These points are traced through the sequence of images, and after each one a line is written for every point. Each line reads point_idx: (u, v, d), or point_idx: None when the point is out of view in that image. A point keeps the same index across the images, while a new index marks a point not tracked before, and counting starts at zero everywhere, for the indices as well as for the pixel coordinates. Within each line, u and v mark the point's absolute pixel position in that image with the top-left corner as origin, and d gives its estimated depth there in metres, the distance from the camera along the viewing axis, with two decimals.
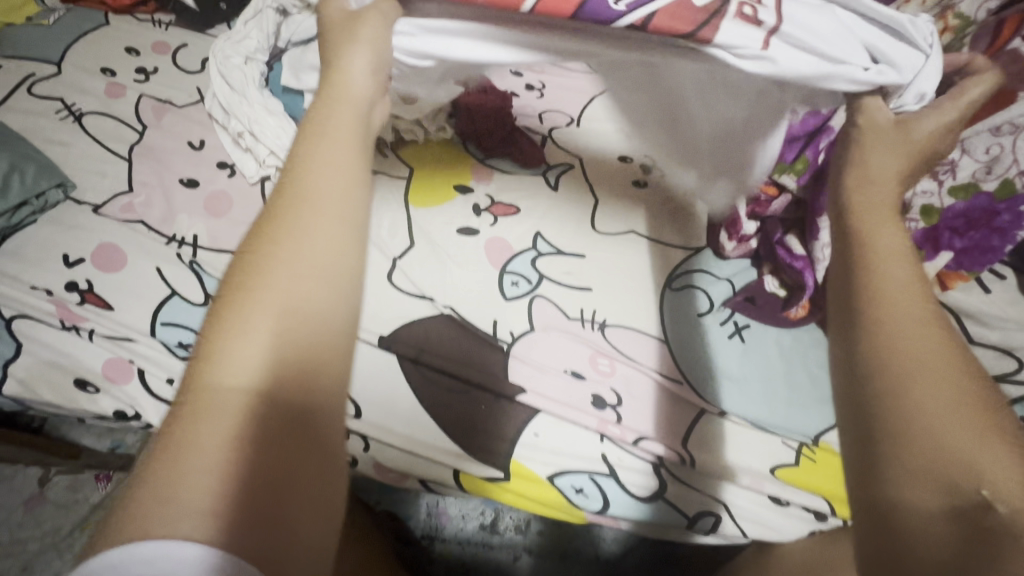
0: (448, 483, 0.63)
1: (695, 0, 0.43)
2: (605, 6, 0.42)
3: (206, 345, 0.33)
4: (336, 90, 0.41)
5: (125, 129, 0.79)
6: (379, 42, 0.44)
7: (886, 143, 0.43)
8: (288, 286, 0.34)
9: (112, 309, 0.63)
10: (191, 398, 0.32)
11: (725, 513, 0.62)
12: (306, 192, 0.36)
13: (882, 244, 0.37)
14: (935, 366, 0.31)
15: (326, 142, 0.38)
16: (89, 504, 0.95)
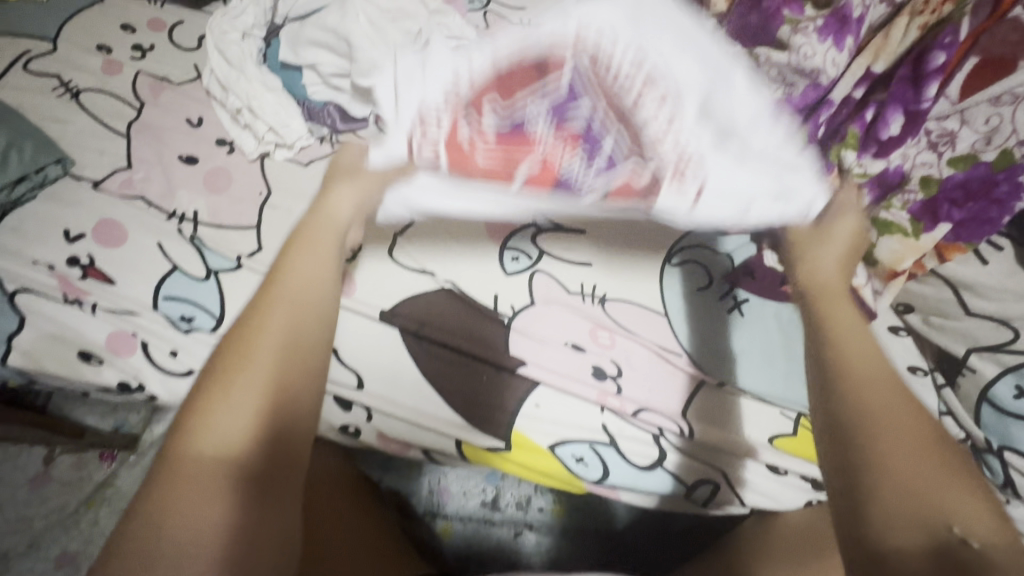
0: (451, 453, 0.65)
1: (641, 173, 0.64)
2: (573, 182, 0.64)
3: (198, 418, 0.49)
4: (323, 219, 0.61)
5: (122, 106, 0.79)
6: (366, 180, 0.64)
7: (827, 246, 0.61)
8: (276, 372, 0.51)
9: (114, 284, 0.64)
10: (184, 457, 0.48)
11: (723, 482, 0.64)
12: (290, 299, 0.55)
13: (845, 331, 0.56)
14: (902, 424, 0.50)
15: (308, 262, 0.58)
16: (94, 482, 0.97)
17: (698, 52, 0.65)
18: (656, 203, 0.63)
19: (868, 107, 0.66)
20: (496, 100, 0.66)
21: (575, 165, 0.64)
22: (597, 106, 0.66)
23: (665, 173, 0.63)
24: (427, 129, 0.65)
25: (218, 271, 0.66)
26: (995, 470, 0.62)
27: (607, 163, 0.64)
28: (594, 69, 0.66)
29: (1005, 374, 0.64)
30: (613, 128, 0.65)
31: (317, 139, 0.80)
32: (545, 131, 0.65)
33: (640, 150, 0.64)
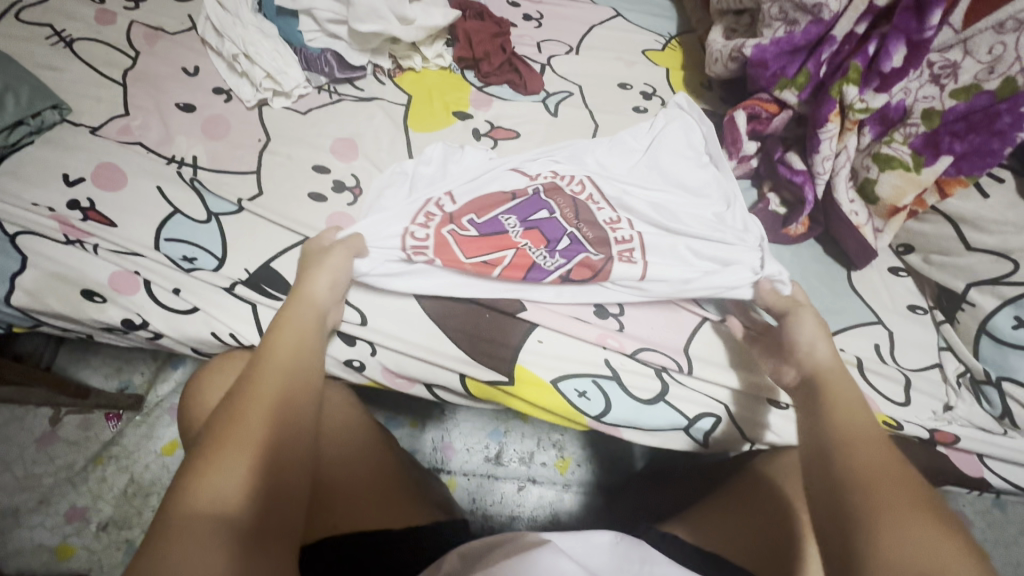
0: (455, 390, 0.64)
1: (595, 255, 0.64)
2: (541, 269, 0.63)
3: (193, 473, 0.39)
4: (303, 298, 0.54)
5: (117, 56, 0.78)
6: (337, 261, 0.58)
7: (806, 325, 0.55)
8: (274, 433, 0.43)
9: (115, 226, 0.64)
10: (175, 521, 0.36)
11: (725, 414, 0.63)
12: (281, 356, 0.48)
13: (841, 395, 0.47)
14: (889, 472, 0.39)
15: (296, 332, 0.51)
16: (101, 441, 0.97)
17: (644, 161, 0.73)
18: (610, 277, 0.64)
19: (871, 40, 0.67)
20: (472, 217, 0.65)
21: (537, 258, 0.64)
22: (554, 212, 0.67)
23: (615, 250, 0.65)
24: (417, 231, 0.64)
25: (219, 214, 0.66)
26: (993, 401, 0.64)
27: (563, 255, 0.64)
28: (554, 192, 0.69)
29: (1004, 306, 0.63)
30: (572, 227, 0.66)
31: (315, 88, 0.81)
32: (513, 230, 0.65)
33: (604, 244, 0.65)
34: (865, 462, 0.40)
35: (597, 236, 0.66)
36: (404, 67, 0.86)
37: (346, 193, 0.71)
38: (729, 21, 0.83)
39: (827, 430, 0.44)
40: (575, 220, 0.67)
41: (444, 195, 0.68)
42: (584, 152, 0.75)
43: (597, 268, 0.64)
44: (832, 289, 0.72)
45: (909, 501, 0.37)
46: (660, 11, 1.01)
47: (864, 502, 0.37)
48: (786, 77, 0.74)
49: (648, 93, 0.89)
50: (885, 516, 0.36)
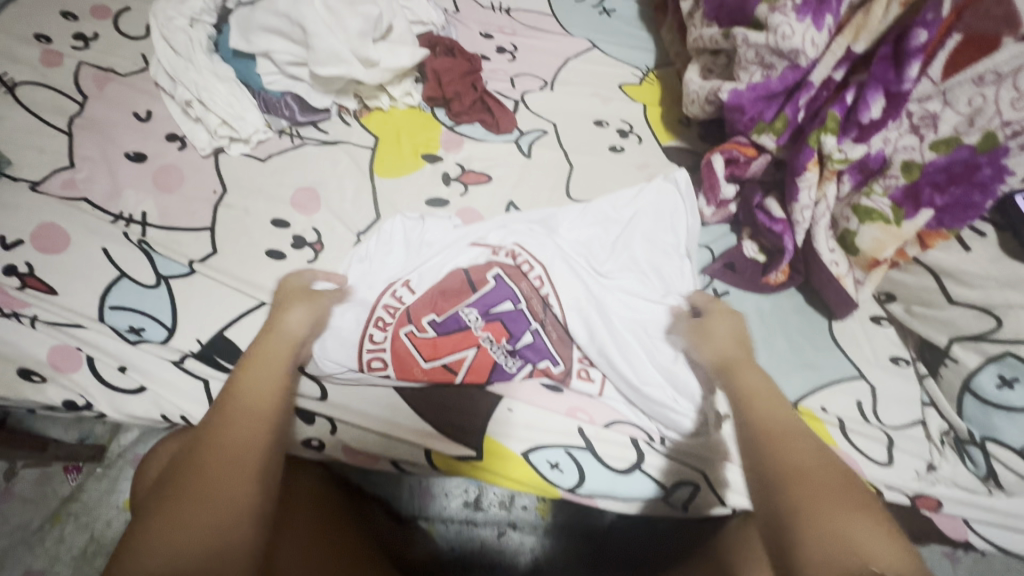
0: (420, 465, 0.61)
1: (555, 366, 0.63)
2: (504, 371, 0.62)
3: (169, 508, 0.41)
4: (275, 334, 0.56)
5: (64, 101, 0.74)
6: (323, 302, 0.61)
7: (724, 324, 0.61)
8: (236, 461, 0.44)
9: (56, 293, 0.59)
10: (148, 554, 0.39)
11: (705, 483, 0.59)
12: (235, 393, 0.49)
13: (761, 391, 0.53)
14: (812, 463, 0.45)
15: (266, 370, 0.52)
16: (59, 497, 0.92)
17: (620, 239, 0.70)
18: (570, 383, 0.63)
19: (849, 89, 0.65)
20: (431, 317, 0.61)
21: (499, 359, 0.61)
22: (519, 303, 0.63)
23: (574, 361, 0.63)
24: (376, 331, 0.61)
25: (170, 277, 0.63)
26: (977, 462, 0.62)
27: (523, 355, 0.62)
28: (518, 278, 0.64)
29: (987, 364, 0.61)
30: (537, 322, 0.63)
31: (276, 132, 0.77)
32: (473, 324, 0.61)
33: (565, 347, 0.63)
34: (792, 455, 0.45)
35: (559, 339, 0.63)
36: (371, 107, 0.82)
37: (306, 250, 0.68)
38: (706, 60, 0.80)
39: (755, 424, 0.49)
40: (538, 319, 0.63)
41: (404, 284, 0.64)
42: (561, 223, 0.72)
43: (555, 379, 0.63)
44: (813, 342, 0.70)
45: (834, 489, 0.43)
46: (637, 42, 0.99)
47: (791, 494, 0.43)
48: (763, 121, 0.72)
49: (624, 131, 0.86)
50: (815, 502, 0.41)
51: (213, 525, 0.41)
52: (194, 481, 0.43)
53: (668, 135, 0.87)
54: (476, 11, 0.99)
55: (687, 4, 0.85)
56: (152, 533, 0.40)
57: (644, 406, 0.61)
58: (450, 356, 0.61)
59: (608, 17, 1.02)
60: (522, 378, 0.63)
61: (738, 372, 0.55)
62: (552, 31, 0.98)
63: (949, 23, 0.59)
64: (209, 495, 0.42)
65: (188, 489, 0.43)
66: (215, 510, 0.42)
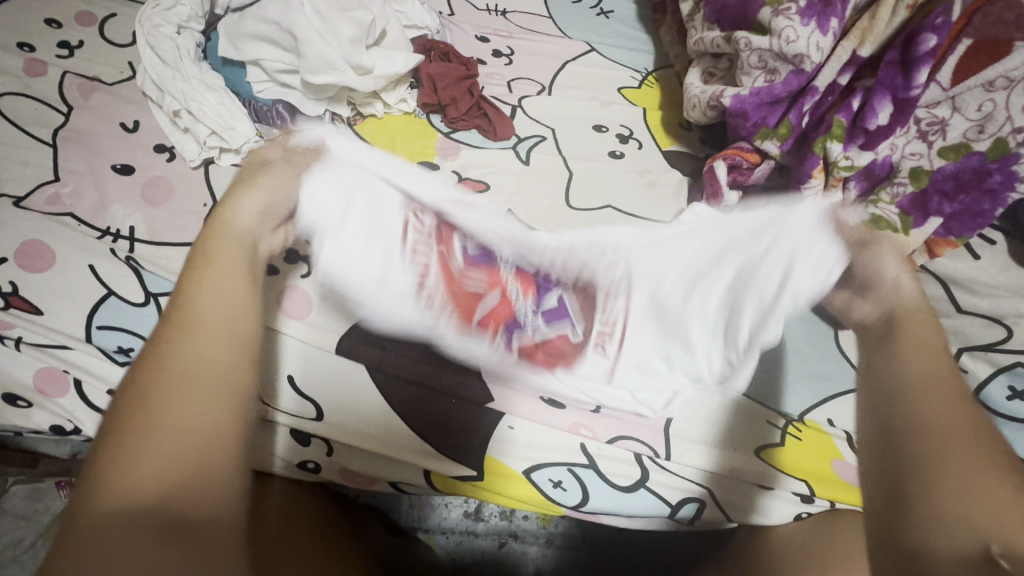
0: (419, 484, 0.60)
1: (575, 339, 0.62)
2: (523, 322, 0.62)
3: (134, 410, 0.37)
4: (220, 227, 0.50)
5: (48, 112, 0.72)
6: (274, 183, 0.56)
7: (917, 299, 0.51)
8: (188, 342, 0.41)
9: (41, 313, 0.58)
10: (111, 447, 0.36)
11: (709, 499, 0.58)
12: (184, 287, 0.45)
13: (921, 345, 0.45)
14: (951, 417, 0.39)
15: (221, 266, 0.46)
16: (51, 513, 0.83)
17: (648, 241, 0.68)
18: (575, 367, 0.61)
19: (855, 94, 0.64)
20: (457, 257, 0.64)
21: (522, 312, 0.62)
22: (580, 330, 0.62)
23: (595, 325, 0.62)
24: (416, 232, 0.64)
25: (159, 294, 0.60)
26: None
27: (549, 316, 0.62)
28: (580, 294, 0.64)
29: (997, 374, 0.58)
30: (564, 287, 0.65)
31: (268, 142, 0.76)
32: (505, 271, 0.64)
33: (590, 314, 0.63)
34: (927, 398, 0.41)
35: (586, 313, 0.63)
36: (365, 114, 0.81)
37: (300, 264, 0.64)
38: (707, 63, 0.79)
39: (892, 372, 0.44)
40: (553, 316, 0.62)
41: (432, 216, 0.66)
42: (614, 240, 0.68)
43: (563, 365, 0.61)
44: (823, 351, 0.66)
45: (967, 453, 0.37)
46: (635, 44, 0.97)
47: (922, 455, 0.37)
48: (767, 126, 0.70)
49: (624, 135, 0.85)
50: (939, 466, 0.36)
51: (192, 452, 0.36)
52: (148, 403, 0.38)
53: (669, 140, 0.85)
54: (471, 14, 0.97)
55: (687, 6, 0.84)
56: (109, 454, 0.36)
57: (647, 388, 0.61)
58: (466, 302, 0.61)
59: (606, 19, 1.00)
60: (536, 330, 0.62)
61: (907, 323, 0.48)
62: (548, 34, 0.96)
63: (959, 28, 0.57)
64: (173, 411, 0.37)
65: (148, 401, 0.38)
66: (192, 424, 0.37)
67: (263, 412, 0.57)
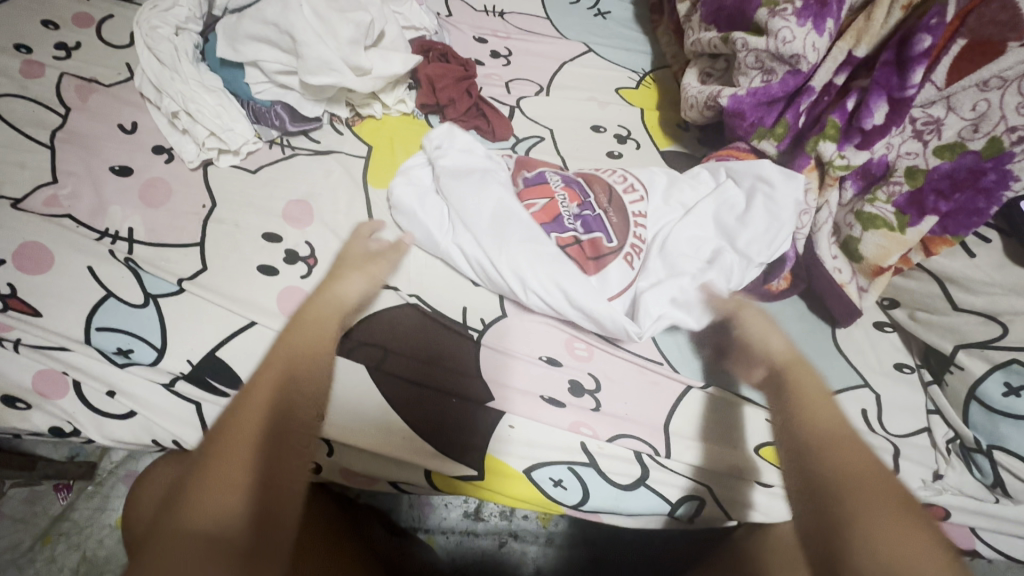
0: (420, 484, 0.60)
1: (604, 243, 0.65)
2: (562, 224, 0.66)
3: (235, 432, 0.48)
4: (329, 294, 0.61)
5: (46, 113, 0.72)
6: (378, 270, 0.64)
7: (804, 374, 0.58)
8: (282, 390, 0.52)
9: (39, 315, 0.57)
10: (209, 460, 0.46)
11: (709, 496, 0.59)
12: (294, 340, 0.56)
13: (815, 404, 0.55)
14: (845, 458, 0.49)
15: (317, 331, 0.58)
16: (50, 516, 0.82)
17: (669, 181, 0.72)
18: (599, 272, 0.64)
19: (850, 95, 0.65)
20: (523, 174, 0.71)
21: (563, 215, 0.66)
22: (597, 211, 0.67)
23: (627, 241, 0.66)
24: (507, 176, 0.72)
25: (158, 295, 0.60)
26: (984, 470, 0.60)
27: (585, 221, 0.66)
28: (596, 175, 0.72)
29: (993, 371, 0.59)
30: (603, 209, 0.68)
31: (266, 143, 0.76)
32: (554, 184, 0.69)
33: (623, 231, 0.66)
34: (834, 458, 0.49)
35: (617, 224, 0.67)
36: (364, 115, 0.81)
37: (299, 265, 0.65)
38: (704, 63, 0.79)
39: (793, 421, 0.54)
40: (580, 226, 0.66)
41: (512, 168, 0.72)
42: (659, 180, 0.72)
43: (580, 263, 0.64)
44: (815, 348, 0.68)
45: (880, 496, 0.46)
46: (633, 44, 0.98)
47: (851, 528, 0.44)
48: (763, 126, 0.71)
49: (622, 135, 0.85)
50: (869, 531, 0.44)
51: (247, 484, 0.45)
52: (240, 430, 0.48)
53: (666, 140, 0.86)
54: (469, 15, 0.97)
55: (684, 7, 0.84)
56: (200, 473, 0.45)
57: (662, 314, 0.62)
58: (495, 224, 0.64)
59: (603, 20, 1.01)
60: (557, 243, 0.65)
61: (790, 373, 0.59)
62: (546, 34, 0.97)
63: (953, 28, 0.58)
64: (253, 448, 0.47)
65: (240, 430, 0.48)
66: (253, 464, 0.46)
67: None
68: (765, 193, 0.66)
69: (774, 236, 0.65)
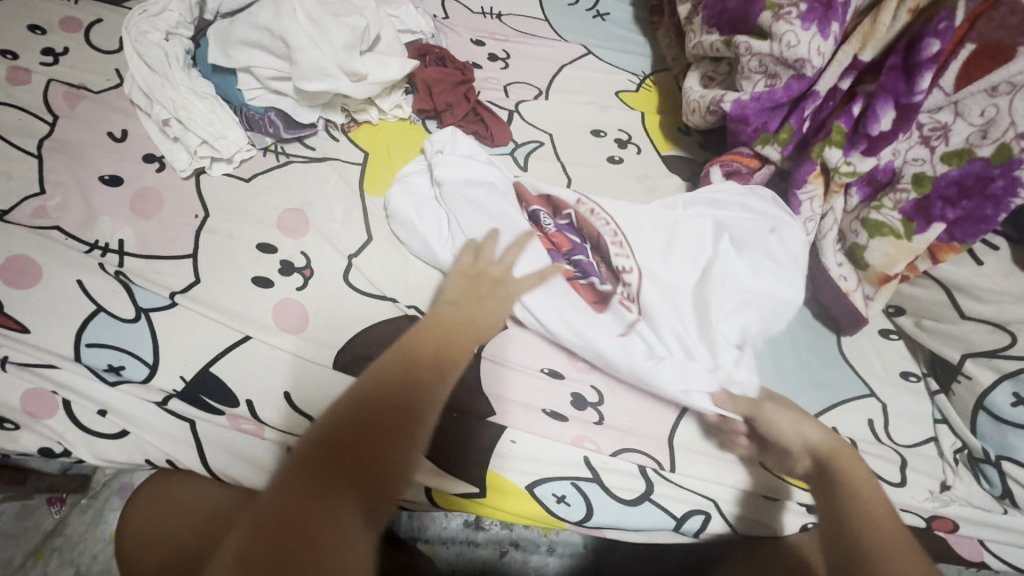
0: (420, 501, 0.58)
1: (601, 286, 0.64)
2: (557, 260, 0.66)
3: (369, 396, 0.46)
4: (477, 287, 0.60)
5: (33, 121, 0.70)
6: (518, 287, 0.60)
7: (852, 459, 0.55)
8: (421, 371, 0.49)
9: (26, 331, 0.56)
10: (339, 421, 0.44)
11: (714, 510, 0.58)
12: (435, 325, 0.55)
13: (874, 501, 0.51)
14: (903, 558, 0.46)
15: (455, 319, 0.56)
16: (42, 531, 0.81)
17: (663, 225, 0.70)
18: (603, 311, 0.63)
19: (856, 100, 0.64)
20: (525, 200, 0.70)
21: (558, 253, 0.66)
22: (588, 256, 0.66)
23: (619, 289, 0.65)
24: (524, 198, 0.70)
25: (150, 310, 0.59)
26: (992, 480, 0.59)
27: (580, 263, 0.65)
28: (586, 217, 0.70)
29: (1002, 381, 0.58)
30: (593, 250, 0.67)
31: (260, 150, 0.74)
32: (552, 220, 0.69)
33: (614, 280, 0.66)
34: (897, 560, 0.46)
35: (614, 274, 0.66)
36: (359, 121, 0.79)
37: (295, 276, 0.64)
38: (706, 67, 0.78)
39: (849, 510, 0.50)
40: (576, 267, 0.65)
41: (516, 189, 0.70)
42: (652, 231, 0.69)
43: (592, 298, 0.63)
44: (821, 357, 0.67)
45: None
46: (633, 46, 0.97)
47: None
48: (767, 131, 0.70)
49: (623, 140, 0.84)
50: None
51: (357, 451, 0.42)
52: (374, 399, 0.46)
53: (667, 144, 0.84)
54: (466, 17, 0.96)
55: (685, 10, 0.83)
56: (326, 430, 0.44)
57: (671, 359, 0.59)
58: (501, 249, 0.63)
59: (602, 21, 0.99)
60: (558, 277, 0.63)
61: (835, 457, 0.55)
62: (544, 36, 0.95)
63: (962, 33, 0.57)
64: (380, 416, 0.45)
65: (377, 399, 0.46)
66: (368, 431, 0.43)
67: (259, 430, 0.55)
68: (773, 270, 0.65)
69: (785, 309, 0.65)
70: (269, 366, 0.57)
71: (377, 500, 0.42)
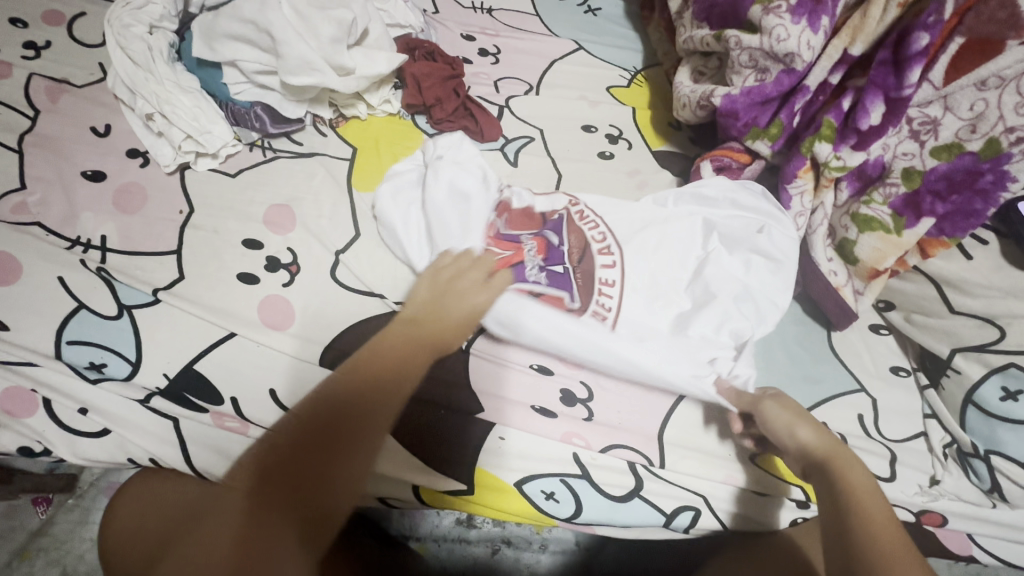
0: (407, 500, 0.57)
1: (572, 301, 0.62)
2: (524, 272, 0.62)
3: (317, 413, 0.51)
4: (441, 290, 0.60)
5: (14, 115, 0.69)
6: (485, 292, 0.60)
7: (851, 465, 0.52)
8: (368, 389, 0.52)
9: (5, 329, 0.55)
10: (289, 436, 0.50)
11: (704, 505, 0.58)
12: (389, 335, 0.57)
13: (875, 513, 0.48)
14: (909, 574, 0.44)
15: (412, 330, 0.57)
16: (28, 530, 0.80)
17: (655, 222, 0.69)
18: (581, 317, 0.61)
19: (845, 95, 0.64)
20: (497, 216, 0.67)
21: (526, 262, 0.63)
22: (567, 266, 0.64)
23: (592, 305, 0.62)
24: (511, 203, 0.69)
25: (132, 307, 0.58)
26: (981, 475, 0.59)
27: (550, 275, 0.63)
28: (573, 222, 0.68)
29: (991, 375, 0.58)
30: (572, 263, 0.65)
31: (246, 145, 0.73)
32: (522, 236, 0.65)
33: (587, 294, 0.63)
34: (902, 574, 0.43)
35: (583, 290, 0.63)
36: (348, 116, 0.79)
37: (281, 272, 0.63)
38: (697, 62, 0.78)
39: (853, 523, 0.47)
40: (547, 279, 0.62)
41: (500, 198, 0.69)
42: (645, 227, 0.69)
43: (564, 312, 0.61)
44: (811, 353, 0.67)
45: None
46: (624, 42, 0.96)
47: None
48: (757, 126, 0.70)
49: (614, 136, 0.83)
50: None
51: (300, 474, 0.47)
52: (324, 416, 0.50)
53: (658, 140, 0.84)
54: (456, 11, 0.95)
55: (676, 4, 0.82)
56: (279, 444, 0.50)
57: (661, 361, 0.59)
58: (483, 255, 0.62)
59: (594, 17, 0.99)
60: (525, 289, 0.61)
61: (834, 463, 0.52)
62: (535, 31, 0.94)
63: (951, 26, 0.57)
64: (325, 435, 0.49)
65: (326, 419, 0.50)
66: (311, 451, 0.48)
67: (243, 428, 0.54)
68: (766, 266, 0.65)
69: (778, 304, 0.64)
70: (254, 364, 0.57)
71: (316, 519, 0.47)
